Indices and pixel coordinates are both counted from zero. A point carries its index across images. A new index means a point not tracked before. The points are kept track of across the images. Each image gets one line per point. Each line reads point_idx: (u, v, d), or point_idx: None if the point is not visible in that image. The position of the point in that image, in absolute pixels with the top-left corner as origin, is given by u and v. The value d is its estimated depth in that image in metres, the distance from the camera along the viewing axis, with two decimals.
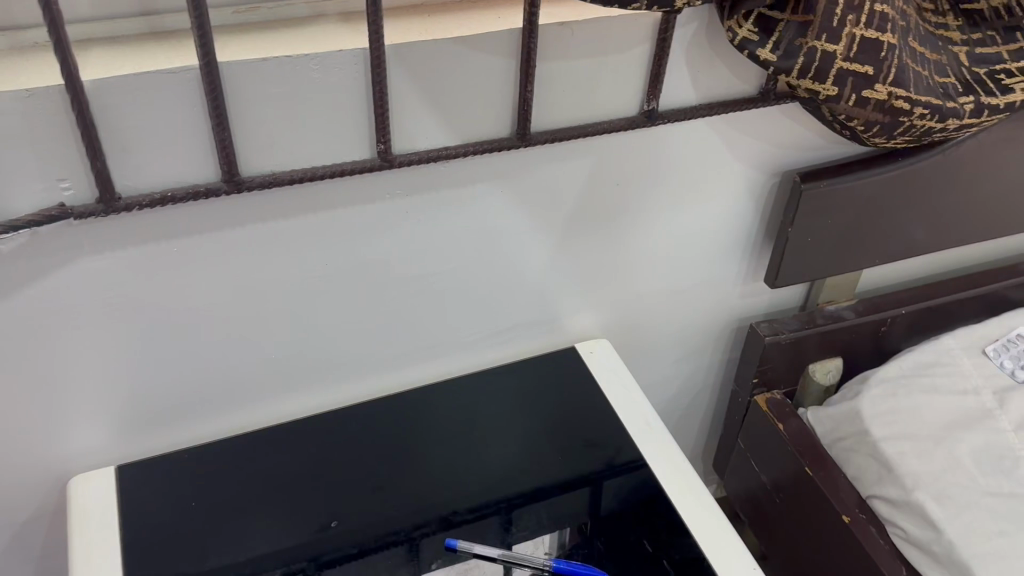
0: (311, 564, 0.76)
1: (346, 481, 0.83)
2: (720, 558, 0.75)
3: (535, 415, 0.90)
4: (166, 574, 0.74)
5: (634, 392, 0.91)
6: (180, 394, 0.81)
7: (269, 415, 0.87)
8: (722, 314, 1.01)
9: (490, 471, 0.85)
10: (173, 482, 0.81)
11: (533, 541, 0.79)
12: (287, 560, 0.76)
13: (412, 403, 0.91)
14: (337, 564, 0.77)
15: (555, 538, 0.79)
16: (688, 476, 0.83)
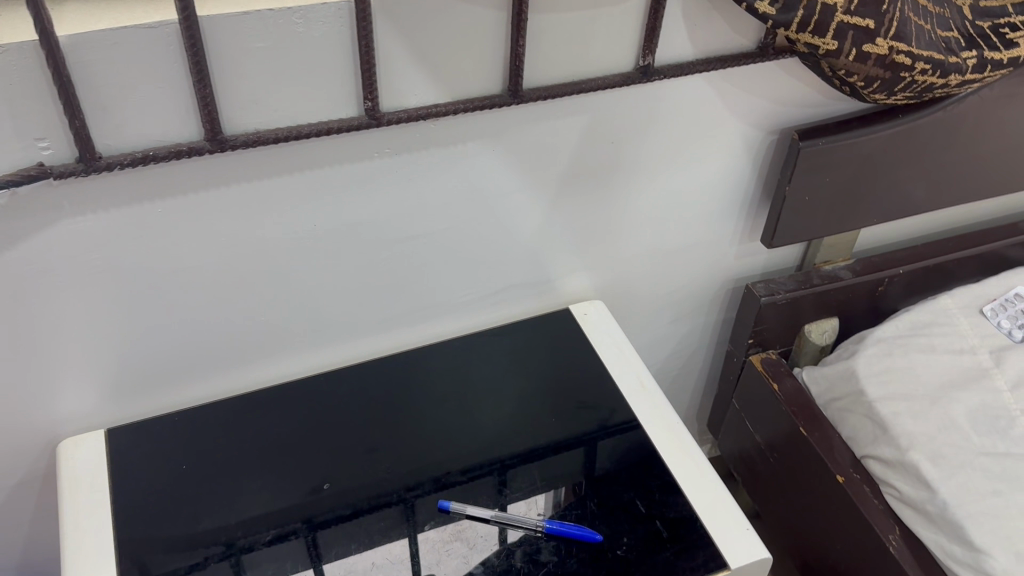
0: (304, 525, 0.76)
1: (339, 443, 0.82)
2: (714, 518, 0.75)
3: (529, 377, 0.89)
4: (157, 537, 0.73)
5: (629, 353, 0.91)
6: (169, 357, 0.80)
7: (260, 377, 0.87)
8: (718, 274, 1.00)
9: (483, 432, 0.84)
10: (163, 444, 0.81)
11: (527, 501, 0.78)
12: (279, 521, 0.76)
13: (404, 365, 0.90)
14: (330, 525, 0.76)
15: (549, 498, 0.78)
16: (682, 438, 0.83)
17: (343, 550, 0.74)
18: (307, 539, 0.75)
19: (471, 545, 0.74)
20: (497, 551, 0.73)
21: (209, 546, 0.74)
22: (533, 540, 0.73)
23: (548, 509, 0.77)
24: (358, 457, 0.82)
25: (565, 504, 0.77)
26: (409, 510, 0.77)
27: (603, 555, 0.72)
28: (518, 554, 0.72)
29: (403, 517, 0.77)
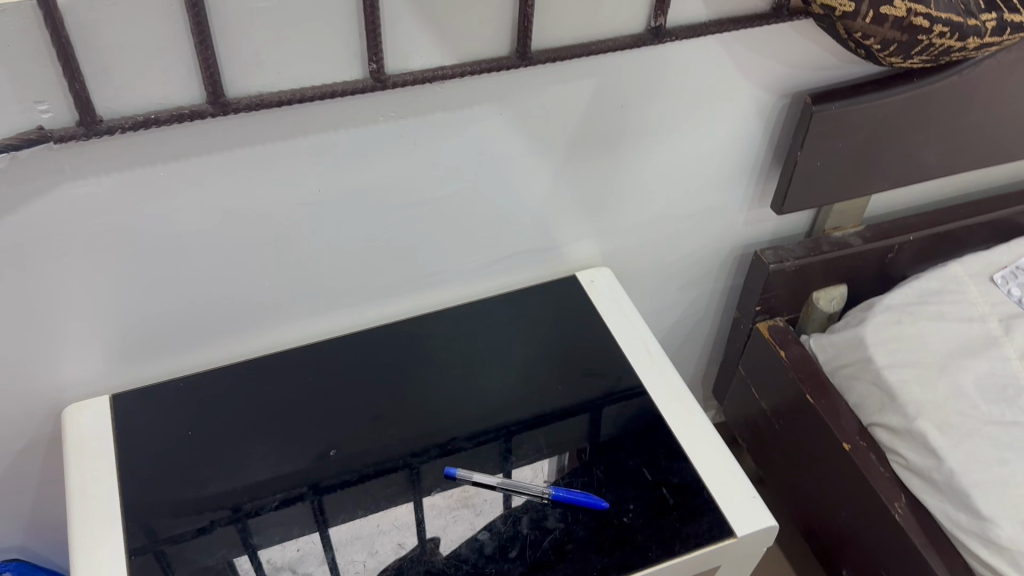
0: (310, 490, 0.76)
1: (345, 410, 0.82)
2: (720, 486, 0.75)
3: (535, 345, 0.89)
4: (164, 502, 0.74)
5: (635, 320, 0.90)
6: (173, 322, 0.79)
7: (265, 343, 0.86)
8: (726, 241, 0.99)
9: (489, 399, 0.84)
10: (168, 410, 0.81)
11: (532, 467, 0.78)
12: (286, 486, 0.76)
13: (410, 332, 0.90)
14: (337, 489, 0.76)
15: (554, 464, 0.78)
16: (689, 405, 0.82)
17: (349, 515, 0.74)
18: (312, 503, 0.75)
19: (476, 511, 0.74)
20: (503, 518, 0.73)
21: (216, 510, 0.74)
22: (539, 507, 0.73)
23: (553, 476, 0.77)
24: (363, 423, 0.81)
25: (570, 469, 0.77)
26: (415, 475, 0.77)
27: (608, 522, 0.72)
28: (524, 521, 0.72)
29: (408, 482, 0.77)
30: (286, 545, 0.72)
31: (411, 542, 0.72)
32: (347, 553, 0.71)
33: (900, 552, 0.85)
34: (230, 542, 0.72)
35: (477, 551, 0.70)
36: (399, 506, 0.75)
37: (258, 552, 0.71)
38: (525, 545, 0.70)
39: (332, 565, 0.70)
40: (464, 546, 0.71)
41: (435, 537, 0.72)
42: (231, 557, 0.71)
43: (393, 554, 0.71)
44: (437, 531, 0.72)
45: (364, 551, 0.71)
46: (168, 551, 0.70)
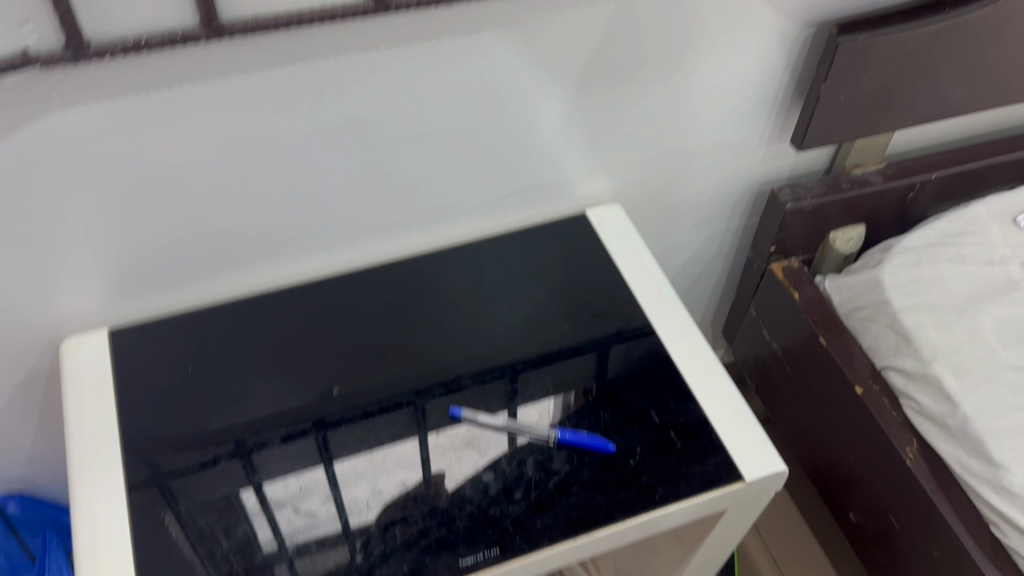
0: (313, 425, 0.75)
1: (348, 347, 0.81)
2: (729, 430, 0.73)
3: (543, 284, 0.87)
4: (164, 438, 0.73)
5: (646, 260, 0.88)
6: (171, 257, 0.77)
7: (266, 279, 0.84)
8: (742, 178, 0.95)
9: (495, 337, 0.82)
10: (168, 346, 0.79)
11: (537, 406, 0.76)
12: (289, 422, 0.75)
13: (415, 269, 0.88)
14: (341, 425, 0.75)
15: (559, 404, 0.76)
16: (700, 347, 0.80)
17: (353, 451, 0.73)
18: (316, 438, 0.74)
19: (481, 451, 0.72)
20: (509, 458, 0.72)
21: (219, 445, 0.73)
22: (546, 447, 0.72)
23: (558, 416, 0.75)
24: (366, 361, 0.80)
25: (575, 408, 0.76)
26: (420, 416, 0.76)
27: (616, 464, 0.71)
28: (530, 462, 0.71)
29: (413, 421, 0.75)
30: (290, 480, 0.71)
31: (415, 480, 0.71)
32: (351, 490, 0.70)
33: (907, 496, 0.84)
34: (233, 477, 0.71)
35: (481, 492, 0.69)
36: (403, 443, 0.74)
37: (262, 485, 0.70)
38: (531, 486, 0.69)
39: (337, 502, 0.70)
40: (468, 485, 0.70)
41: (439, 475, 0.71)
42: (235, 491, 0.70)
43: (397, 492, 0.70)
44: (442, 469, 0.71)
45: (369, 489, 0.70)
46: (171, 486, 0.70)
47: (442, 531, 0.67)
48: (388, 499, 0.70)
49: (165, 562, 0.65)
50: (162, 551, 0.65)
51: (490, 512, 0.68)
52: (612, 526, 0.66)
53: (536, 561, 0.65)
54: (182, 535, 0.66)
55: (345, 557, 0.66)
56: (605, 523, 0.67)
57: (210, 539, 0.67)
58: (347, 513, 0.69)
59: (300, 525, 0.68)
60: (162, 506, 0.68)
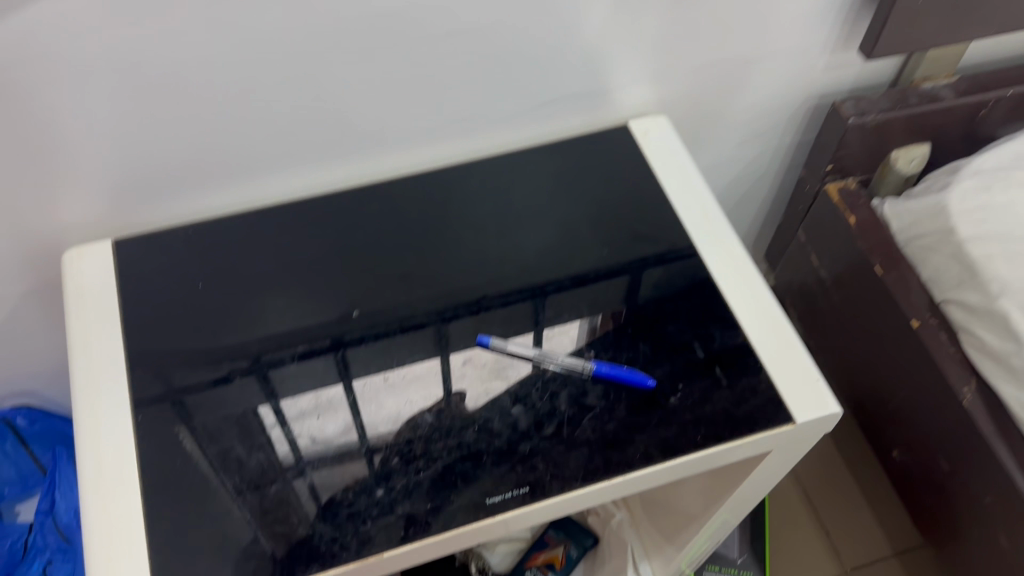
0: (333, 342, 0.70)
1: (368, 264, 0.75)
2: (777, 368, 0.67)
3: (578, 201, 0.80)
4: (172, 355, 0.68)
5: (692, 177, 0.80)
6: (178, 163, 0.72)
7: (280, 187, 0.79)
8: (800, 91, 0.87)
9: (525, 255, 0.77)
10: (176, 259, 0.74)
11: (564, 327, 0.71)
12: (308, 339, 0.70)
13: (441, 181, 0.82)
14: (364, 342, 0.70)
15: (584, 323, 0.71)
16: (748, 273, 0.73)
17: (374, 372, 0.68)
18: (336, 357, 0.69)
19: (510, 382, 0.67)
20: (541, 390, 0.66)
21: (234, 362, 0.68)
22: (580, 382, 0.67)
23: (586, 339, 0.70)
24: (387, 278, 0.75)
25: (602, 331, 0.70)
26: (441, 335, 0.71)
27: (656, 402, 0.65)
28: (563, 396, 0.66)
29: (435, 342, 0.70)
30: (310, 394, 0.67)
31: (437, 397, 0.66)
32: (371, 413, 0.66)
33: (964, 437, 0.80)
34: (247, 393, 0.67)
35: (511, 428, 0.64)
36: (427, 370, 0.68)
37: (280, 400, 0.66)
38: (564, 422, 0.64)
39: (357, 424, 0.65)
40: (496, 419, 0.65)
41: (466, 403, 0.66)
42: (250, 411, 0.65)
43: (419, 419, 0.65)
44: (469, 398, 0.66)
45: (390, 413, 0.66)
46: (185, 401, 0.66)
47: (466, 466, 0.62)
48: (409, 425, 0.65)
49: (175, 487, 0.61)
50: (171, 475, 0.61)
51: (518, 446, 0.63)
52: (649, 468, 0.62)
53: (566, 501, 0.61)
54: (198, 450, 0.63)
55: (364, 471, 0.62)
56: (642, 464, 0.62)
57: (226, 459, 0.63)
58: (366, 439, 0.64)
59: (319, 446, 0.64)
60: (173, 425, 0.64)
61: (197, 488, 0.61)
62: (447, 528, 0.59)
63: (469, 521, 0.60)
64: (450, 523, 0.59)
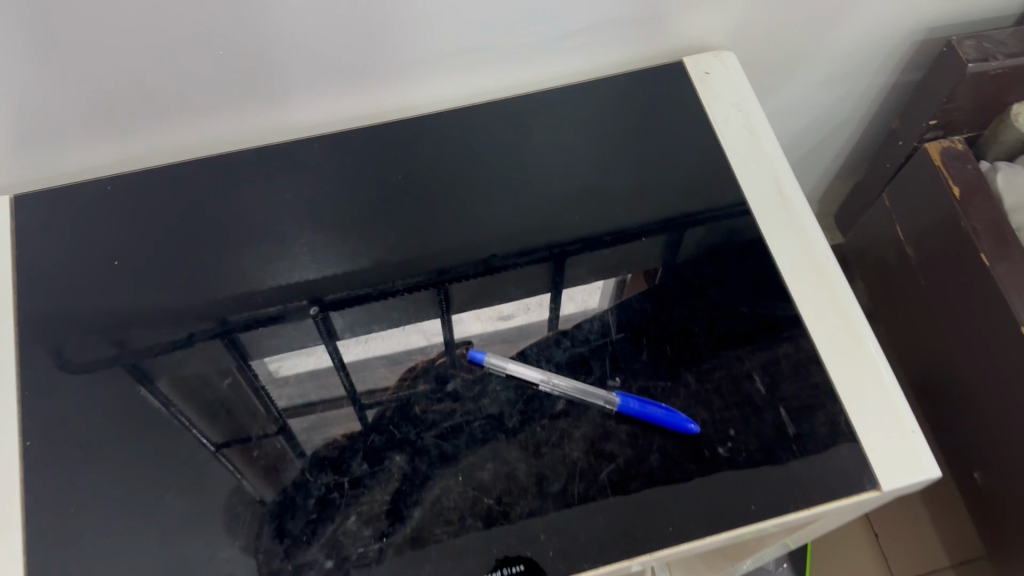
0: (315, 303, 0.58)
1: (346, 226, 0.61)
2: (860, 414, 0.50)
3: (612, 159, 0.63)
4: (78, 339, 0.57)
5: (763, 134, 0.61)
6: (85, 100, 0.58)
7: (234, 122, 0.64)
8: (900, 31, 0.68)
9: (542, 207, 0.61)
10: (91, 220, 0.62)
11: (587, 292, 0.57)
12: (283, 294, 0.59)
13: (443, 126, 0.65)
14: (351, 305, 0.58)
15: (615, 280, 0.57)
16: (830, 275, 0.55)
17: (362, 333, 0.57)
18: (316, 317, 0.58)
19: (507, 416, 0.52)
20: (548, 429, 0.51)
21: (200, 320, 0.58)
22: (600, 421, 0.51)
23: (610, 302, 0.56)
24: (368, 246, 0.60)
25: (633, 288, 0.57)
26: (442, 295, 0.58)
27: (698, 453, 0.49)
28: (577, 438, 0.50)
29: (435, 303, 0.58)
30: (289, 356, 0.56)
31: (438, 349, 0.56)
32: (330, 449, 0.51)
33: None
34: (213, 358, 0.56)
35: (506, 484, 0.49)
36: (407, 394, 0.54)
37: (253, 361, 0.56)
38: (576, 473, 0.49)
39: (347, 385, 0.55)
40: (489, 468, 0.49)
41: (448, 444, 0.51)
42: (172, 433, 0.52)
43: (389, 463, 0.50)
44: (454, 437, 0.51)
45: (388, 367, 0.55)
46: (144, 364, 0.56)
47: (441, 532, 0.47)
48: (373, 470, 0.50)
49: (63, 525, 0.49)
50: (61, 507, 0.49)
51: (513, 510, 0.48)
52: (682, 545, 0.46)
53: None
54: (162, 404, 0.54)
55: (357, 426, 0.52)
56: (675, 542, 0.46)
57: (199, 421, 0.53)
58: (312, 489, 0.50)
59: (310, 399, 0.54)
60: (70, 444, 0.52)
61: (89, 529, 0.49)
62: (421, 549, 0.47)
63: (448, 545, 0.47)
64: (425, 542, 0.47)
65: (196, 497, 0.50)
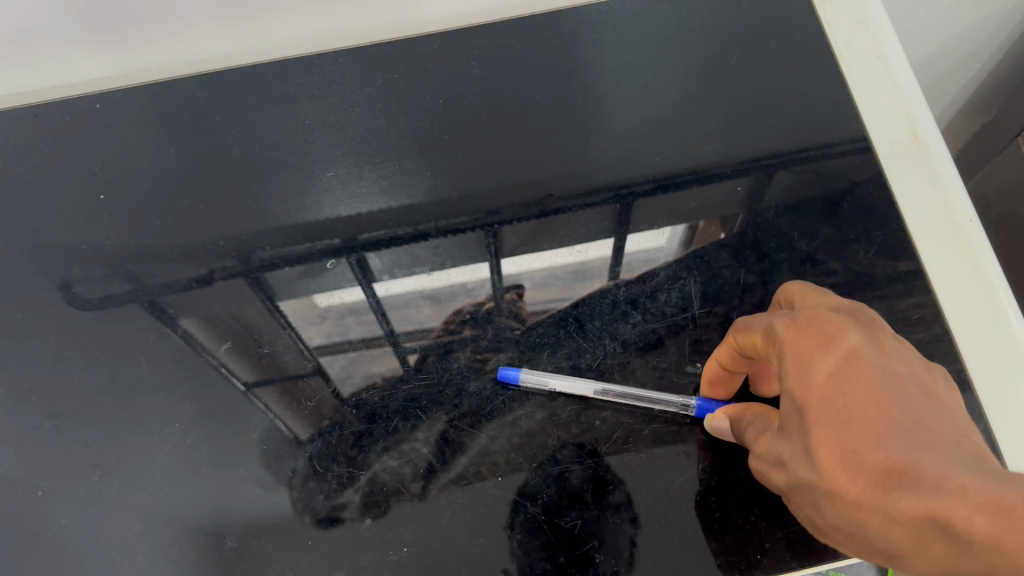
0: (343, 240, 0.49)
1: (381, 157, 0.52)
2: (1007, 422, 0.40)
3: (702, 89, 0.51)
4: (62, 286, 0.49)
5: (891, 58, 0.49)
6: (53, 16, 0.48)
7: (243, 40, 0.53)
8: None
9: (613, 138, 0.51)
10: (76, 147, 0.53)
11: (647, 245, 0.47)
12: (305, 231, 0.50)
13: (498, 42, 0.54)
14: (384, 245, 0.49)
15: (680, 233, 0.47)
16: (966, 238, 0.44)
17: (404, 275, 0.48)
18: (350, 260, 0.49)
19: (561, 406, 0.43)
20: (609, 424, 0.43)
21: (219, 255, 0.49)
22: (677, 417, 0.43)
23: (679, 251, 0.47)
24: (405, 182, 0.51)
25: (699, 246, 0.47)
26: (491, 237, 0.49)
27: None
28: (644, 437, 0.42)
29: (482, 246, 0.49)
30: (331, 292, 0.48)
31: (486, 290, 0.48)
32: (345, 436, 0.43)
33: None
34: (235, 298, 0.48)
35: (551, 489, 0.41)
36: (439, 373, 0.45)
37: (279, 303, 0.48)
38: (642, 483, 0.41)
39: (384, 326, 0.47)
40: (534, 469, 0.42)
41: (484, 433, 0.43)
42: (163, 409, 0.45)
43: (410, 451, 0.43)
44: (494, 425, 0.43)
45: (431, 306, 0.47)
46: (165, 303, 0.48)
47: (477, 546, 0.40)
48: (395, 461, 0.43)
49: (34, 512, 0.43)
50: (30, 490, 0.43)
51: (557, 521, 0.41)
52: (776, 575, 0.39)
53: None
54: (194, 352, 0.47)
55: (396, 368, 0.45)
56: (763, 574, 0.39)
57: (198, 394, 0.46)
58: (321, 484, 0.42)
59: (349, 336, 0.47)
60: (43, 416, 0.45)
61: (62, 519, 0.43)
62: (460, 486, 0.42)
63: (495, 496, 0.41)
64: (468, 479, 0.42)
65: (191, 485, 0.43)
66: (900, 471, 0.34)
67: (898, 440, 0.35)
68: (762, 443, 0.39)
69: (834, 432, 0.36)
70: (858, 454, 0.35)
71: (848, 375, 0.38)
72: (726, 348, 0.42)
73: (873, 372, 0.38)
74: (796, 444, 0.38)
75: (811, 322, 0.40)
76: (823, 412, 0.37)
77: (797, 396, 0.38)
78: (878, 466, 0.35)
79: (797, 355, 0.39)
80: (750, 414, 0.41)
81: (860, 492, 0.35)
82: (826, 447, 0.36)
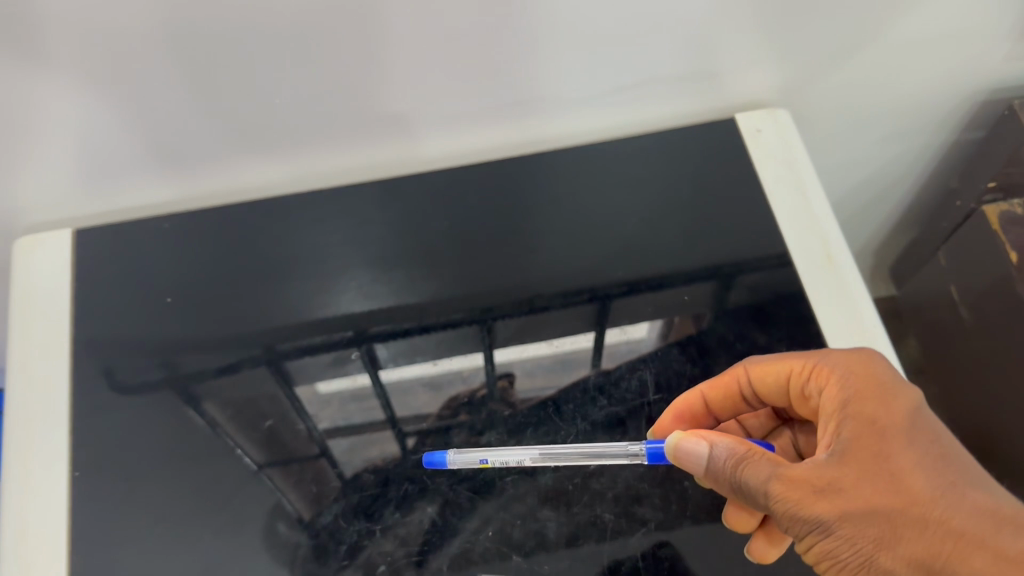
0: (354, 331, 0.60)
1: (394, 268, 0.62)
2: None
3: (661, 214, 0.62)
4: (128, 374, 0.59)
5: (810, 194, 0.61)
6: (138, 157, 0.59)
7: (283, 173, 0.64)
8: (962, 98, 0.66)
9: (587, 253, 0.61)
10: (144, 258, 0.64)
11: (630, 336, 0.57)
12: (330, 328, 0.60)
13: (495, 177, 0.66)
14: (389, 339, 0.59)
15: (659, 328, 0.57)
16: (868, 338, 0.54)
17: (406, 364, 0.58)
18: (361, 352, 0.59)
19: (541, 474, 0.53)
20: (580, 489, 0.52)
21: (252, 346, 0.59)
22: (631, 483, 0.52)
23: (657, 342, 0.57)
24: (414, 289, 0.61)
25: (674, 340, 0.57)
26: (485, 331, 0.59)
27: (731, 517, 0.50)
28: (608, 499, 0.51)
29: (478, 341, 0.58)
30: (331, 379, 0.58)
31: (479, 377, 0.57)
32: (363, 497, 0.53)
33: None
34: (270, 384, 0.57)
35: (532, 542, 0.50)
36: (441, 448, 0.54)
37: (296, 389, 0.57)
38: (606, 534, 0.50)
39: (387, 410, 0.56)
40: (518, 526, 0.51)
41: (480, 497, 0.52)
42: (211, 475, 0.54)
43: (420, 511, 0.52)
44: (488, 491, 0.52)
45: (430, 393, 0.57)
46: (193, 391, 0.58)
47: None
48: (404, 518, 0.52)
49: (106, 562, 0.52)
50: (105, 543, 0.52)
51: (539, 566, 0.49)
52: None
53: None
54: (225, 433, 0.56)
55: (397, 451, 0.55)
56: None
57: (240, 464, 0.55)
58: (343, 538, 0.51)
59: (354, 419, 0.56)
60: (116, 481, 0.55)
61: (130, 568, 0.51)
62: (458, 540, 0.51)
63: (489, 548, 0.50)
64: (466, 534, 0.51)
65: (236, 539, 0.52)
66: (1005, 516, 0.39)
67: (982, 489, 0.40)
68: (816, 467, 0.42)
69: (926, 467, 0.40)
70: (952, 491, 0.40)
71: (923, 416, 0.42)
72: (710, 382, 0.51)
73: (934, 420, 0.43)
74: (873, 469, 0.41)
75: (875, 365, 0.45)
76: (910, 444, 0.41)
77: (880, 422, 0.42)
78: (978, 508, 0.39)
79: (877, 388, 0.43)
80: (755, 454, 0.43)
81: (957, 528, 0.39)
82: (916, 478, 0.40)
